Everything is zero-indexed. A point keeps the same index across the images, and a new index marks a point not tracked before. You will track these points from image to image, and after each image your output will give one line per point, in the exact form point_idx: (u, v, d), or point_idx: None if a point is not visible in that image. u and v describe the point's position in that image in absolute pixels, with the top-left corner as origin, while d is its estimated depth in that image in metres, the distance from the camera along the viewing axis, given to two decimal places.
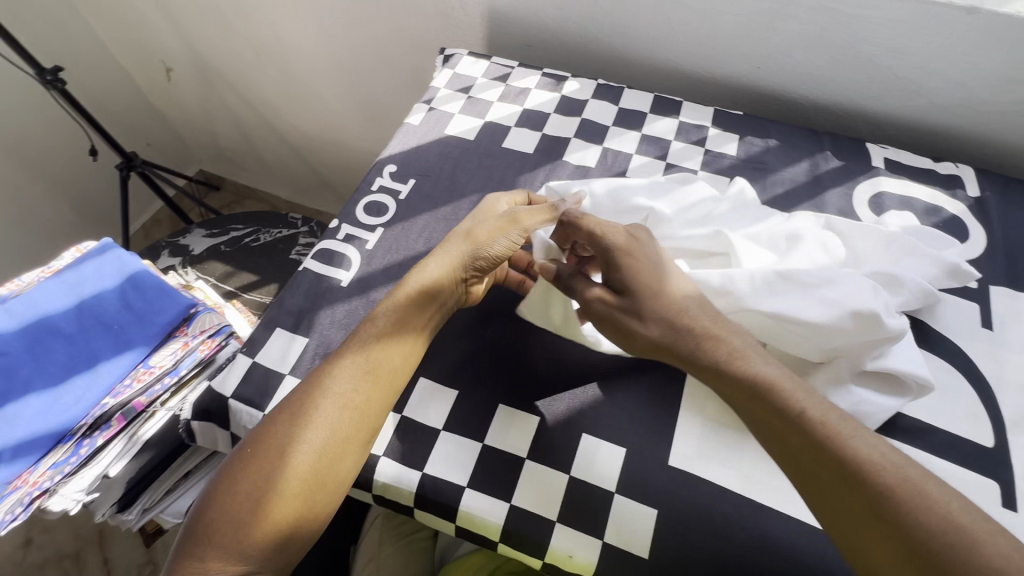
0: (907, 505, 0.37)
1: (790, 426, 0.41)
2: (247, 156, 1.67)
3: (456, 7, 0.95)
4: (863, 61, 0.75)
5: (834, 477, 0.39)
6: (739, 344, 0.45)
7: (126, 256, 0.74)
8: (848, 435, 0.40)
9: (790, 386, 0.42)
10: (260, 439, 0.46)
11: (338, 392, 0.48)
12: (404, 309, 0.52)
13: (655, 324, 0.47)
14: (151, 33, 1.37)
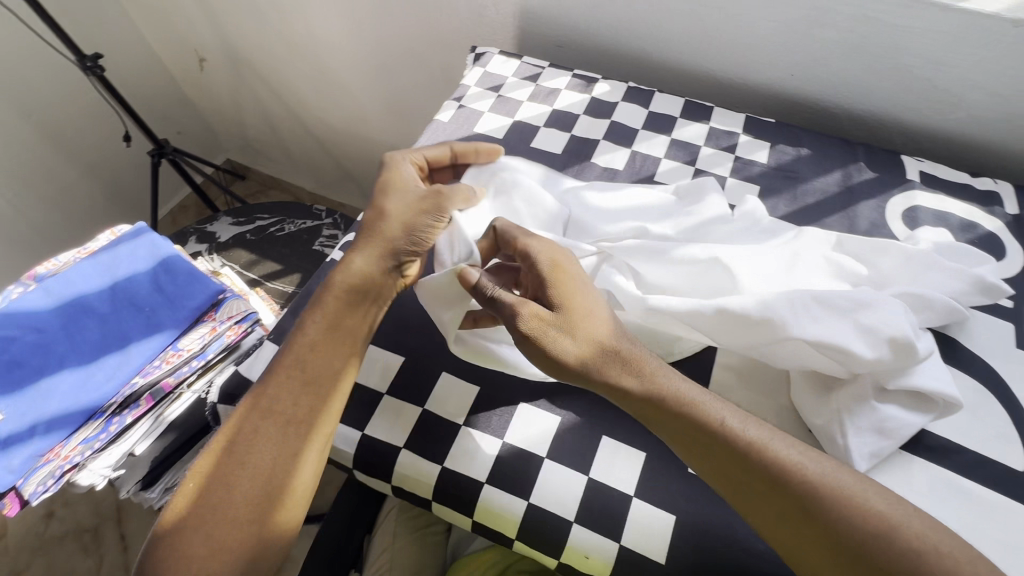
0: (831, 505, 0.42)
1: (709, 439, 0.45)
2: (274, 147, 1.70)
3: (488, 6, 0.96)
4: (902, 72, 0.74)
5: (754, 481, 0.44)
6: (656, 365, 0.49)
7: (158, 240, 0.76)
8: (767, 441, 0.45)
9: (706, 402, 0.47)
10: (217, 460, 0.50)
11: (275, 412, 0.51)
12: (338, 319, 0.56)
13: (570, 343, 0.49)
14: (186, 23, 1.40)
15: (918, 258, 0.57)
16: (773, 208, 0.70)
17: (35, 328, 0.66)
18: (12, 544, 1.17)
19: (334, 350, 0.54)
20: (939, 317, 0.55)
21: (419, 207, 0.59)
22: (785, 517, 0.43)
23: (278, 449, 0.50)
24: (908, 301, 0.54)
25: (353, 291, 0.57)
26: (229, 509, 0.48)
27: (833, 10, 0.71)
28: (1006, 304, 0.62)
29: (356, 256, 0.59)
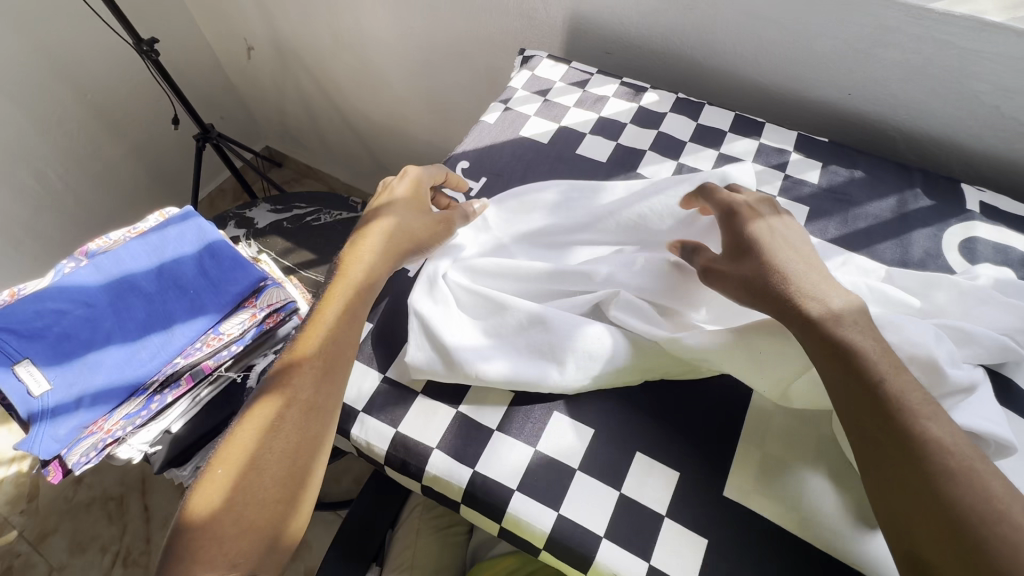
0: (960, 486, 0.36)
1: (859, 383, 0.41)
2: (312, 137, 1.73)
3: (539, 10, 0.95)
4: (968, 98, 0.71)
5: (884, 437, 0.39)
6: (843, 308, 0.45)
7: (205, 224, 0.77)
8: (924, 414, 0.39)
9: (878, 356, 0.42)
10: (226, 454, 0.47)
11: (303, 391, 0.50)
12: (345, 310, 0.55)
13: (762, 266, 0.50)
14: (238, 11, 1.43)
15: (969, 292, 0.55)
16: (822, 230, 0.68)
17: (85, 302, 0.68)
18: (43, 506, 1.21)
19: (342, 338, 0.54)
20: (996, 354, 0.52)
21: (410, 212, 0.62)
22: (903, 485, 0.38)
23: (293, 436, 0.48)
24: (953, 338, 0.52)
25: (358, 284, 0.57)
26: (248, 501, 0.45)
27: (899, 30, 0.69)
28: None
29: (370, 252, 0.59)
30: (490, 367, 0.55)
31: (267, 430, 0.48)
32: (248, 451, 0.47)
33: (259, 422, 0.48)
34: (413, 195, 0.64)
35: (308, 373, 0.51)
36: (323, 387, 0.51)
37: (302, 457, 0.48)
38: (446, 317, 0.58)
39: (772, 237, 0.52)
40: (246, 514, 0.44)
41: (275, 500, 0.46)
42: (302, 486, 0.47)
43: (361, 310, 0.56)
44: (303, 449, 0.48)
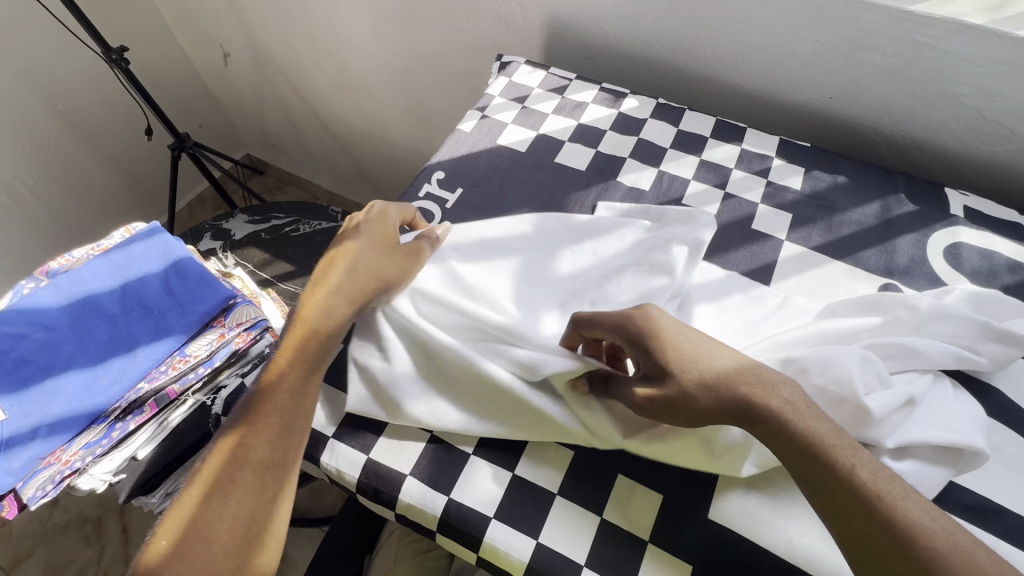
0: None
1: (832, 481, 0.38)
2: (293, 145, 1.70)
3: (516, 14, 0.94)
4: (949, 101, 0.70)
5: (875, 532, 0.36)
6: (788, 397, 0.42)
7: (172, 241, 0.74)
8: (898, 496, 0.37)
9: (842, 443, 0.40)
10: (167, 537, 0.43)
11: (254, 452, 0.46)
12: (300, 361, 0.51)
13: (703, 390, 0.43)
14: (213, 18, 1.40)
15: (923, 309, 0.53)
16: (805, 238, 0.67)
17: (44, 325, 0.65)
18: (16, 531, 1.17)
19: (297, 394, 0.50)
20: (946, 363, 0.50)
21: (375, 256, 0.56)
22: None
23: (245, 508, 0.44)
24: (894, 354, 0.51)
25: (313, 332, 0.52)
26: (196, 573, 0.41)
27: (879, 33, 0.68)
28: None
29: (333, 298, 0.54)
30: (431, 414, 0.53)
31: (215, 505, 0.44)
32: (192, 527, 0.43)
33: (205, 498, 0.44)
34: (383, 232, 0.59)
35: (260, 437, 0.47)
36: (276, 447, 0.47)
37: (254, 524, 0.44)
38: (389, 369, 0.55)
39: (670, 344, 0.46)
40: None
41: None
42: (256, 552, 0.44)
43: (319, 362, 0.52)
44: (254, 514, 0.44)
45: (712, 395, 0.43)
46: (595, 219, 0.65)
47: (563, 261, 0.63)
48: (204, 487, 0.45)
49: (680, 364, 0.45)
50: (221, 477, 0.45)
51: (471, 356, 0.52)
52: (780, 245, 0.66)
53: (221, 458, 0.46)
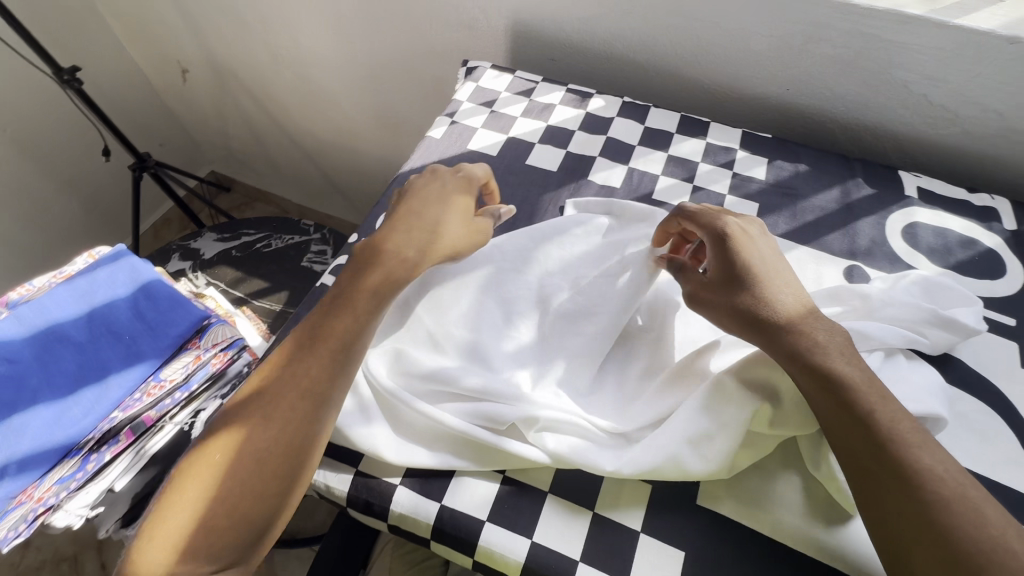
0: (955, 516, 0.38)
1: (852, 422, 0.43)
2: (260, 159, 1.67)
3: (479, 19, 0.94)
4: (898, 88, 0.73)
5: (880, 469, 0.41)
6: (827, 337, 0.47)
7: (138, 263, 0.72)
8: (915, 444, 0.41)
9: (867, 387, 0.44)
10: (211, 448, 0.45)
11: (306, 388, 0.47)
12: (358, 304, 0.52)
13: (751, 295, 0.50)
14: (168, 34, 1.37)
15: (873, 298, 0.55)
16: (773, 225, 0.69)
17: (6, 359, 0.62)
18: None
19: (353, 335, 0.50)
20: (897, 345, 0.51)
21: (438, 209, 0.59)
22: (900, 514, 0.39)
23: (285, 442, 0.45)
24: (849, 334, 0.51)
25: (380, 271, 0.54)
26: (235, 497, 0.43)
27: (828, 26, 0.71)
28: (1011, 322, 0.61)
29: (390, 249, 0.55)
30: (379, 452, 0.53)
31: (263, 431, 0.45)
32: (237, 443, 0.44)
33: (253, 418, 0.45)
34: (452, 196, 0.61)
35: (310, 371, 0.48)
36: (326, 388, 0.48)
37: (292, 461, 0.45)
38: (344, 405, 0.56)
39: (747, 261, 0.52)
40: (227, 520, 0.42)
41: (258, 510, 0.43)
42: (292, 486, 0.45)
43: (378, 312, 0.52)
44: (295, 448, 0.45)
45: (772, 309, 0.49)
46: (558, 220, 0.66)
47: (531, 270, 0.62)
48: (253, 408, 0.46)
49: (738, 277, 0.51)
50: (269, 406, 0.46)
51: (406, 396, 0.54)
52: None
53: (273, 382, 0.47)
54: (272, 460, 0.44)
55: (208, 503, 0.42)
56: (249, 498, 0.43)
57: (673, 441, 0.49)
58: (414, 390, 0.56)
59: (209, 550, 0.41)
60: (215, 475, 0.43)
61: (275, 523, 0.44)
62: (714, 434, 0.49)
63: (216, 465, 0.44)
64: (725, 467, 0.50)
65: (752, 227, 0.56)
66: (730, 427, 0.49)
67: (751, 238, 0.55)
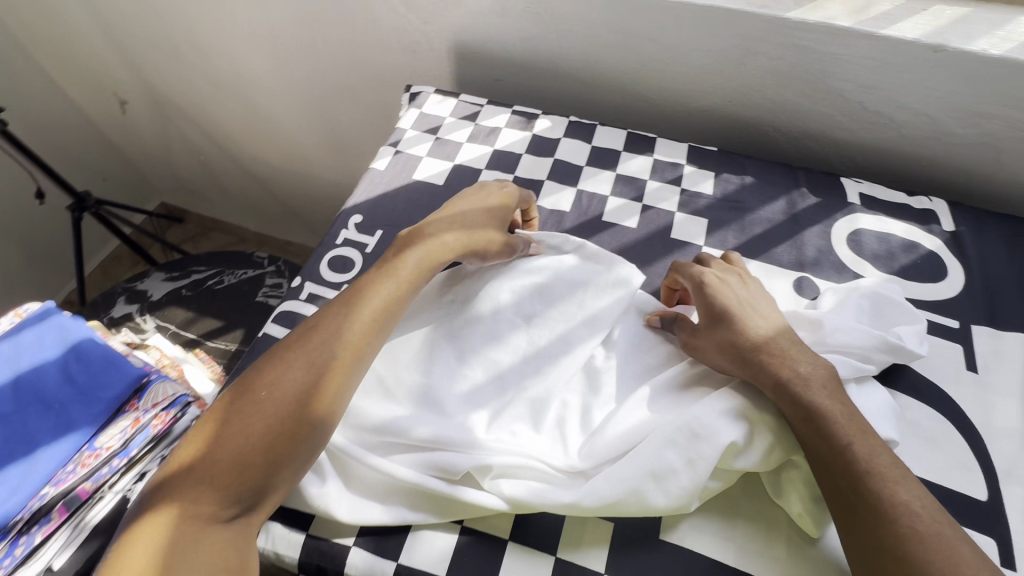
0: (928, 550, 0.40)
1: (830, 451, 0.45)
2: (211, 188, 1.61)
3: (421, 42, 0.93)
4: (834, 96, 0.74)
5: (857, 501, 0.43)
6: (809, 369, 0.50)
7: (69, 322, 0.68)
8: (892, 479, 0.43)
9: (845, 418, 0.47)
10: (251, 394, 0.48)
11: (337, 342, 0.51)
12: (388, 275, 0.56)
13: (733, 332, 0.53)
14: (102, 66, 1.31)
15: (824, 324, 0.56)
16: (723, 241, 0.69)
17: None
18: None
19: (388, 314, 0.54)
20: (845, 375, 0.52)
21: (458, 233, 0.61)
22: (874, 546, 0.41)
23: (314, 388, 0.49)
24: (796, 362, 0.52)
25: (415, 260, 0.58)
26: (267, 429, 0.46)
27: (762, 39, 0.71)
28: (954, 324, 0.62)
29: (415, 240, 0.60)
30: (331, 511, 0.51)
31: (300, 390, 0.48)
32: (275, 395, 0.48)
33: (293, 375, 0.49)
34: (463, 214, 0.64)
35: (346, 340, 0.51)
36: (357, 342, 0.52)
37: (323, 405, 0.49)
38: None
39: (729, 301, 0.55)
40: (259, 463, 0.45)
41: (287, 465, 0.46)
42: (321, 427, 0.48)
43: (406, 291, 0.56)
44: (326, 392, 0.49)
45: (755, 346, 0.52)
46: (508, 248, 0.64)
47: (480, 305, 0.61)
48: (293, 364, 0.49)
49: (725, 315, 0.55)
50: (302, 356, 0.50)
51: (357, 451, 0.52)
52: (699, 250, 0.68)
53: (312, 343, 0.51)
54: (305, 418, 0.47)
55: (244, 447, 0.45)
56: (280, 450, 0.46)
57: (636, 477, 0.48)
58: (367, 444, 0.54)
59: (239, 490, 0.44)
60: (250, 418, 0.46)
61: (297, 466, 0.47)
62: (679, 470, 0.49)
63: (253, 412, 0.47)
64: (690, 502, 0.49)
65: (732, 274, 0.59)
66: (696, 464, 0.48)
67: (729, 281, 0.58)
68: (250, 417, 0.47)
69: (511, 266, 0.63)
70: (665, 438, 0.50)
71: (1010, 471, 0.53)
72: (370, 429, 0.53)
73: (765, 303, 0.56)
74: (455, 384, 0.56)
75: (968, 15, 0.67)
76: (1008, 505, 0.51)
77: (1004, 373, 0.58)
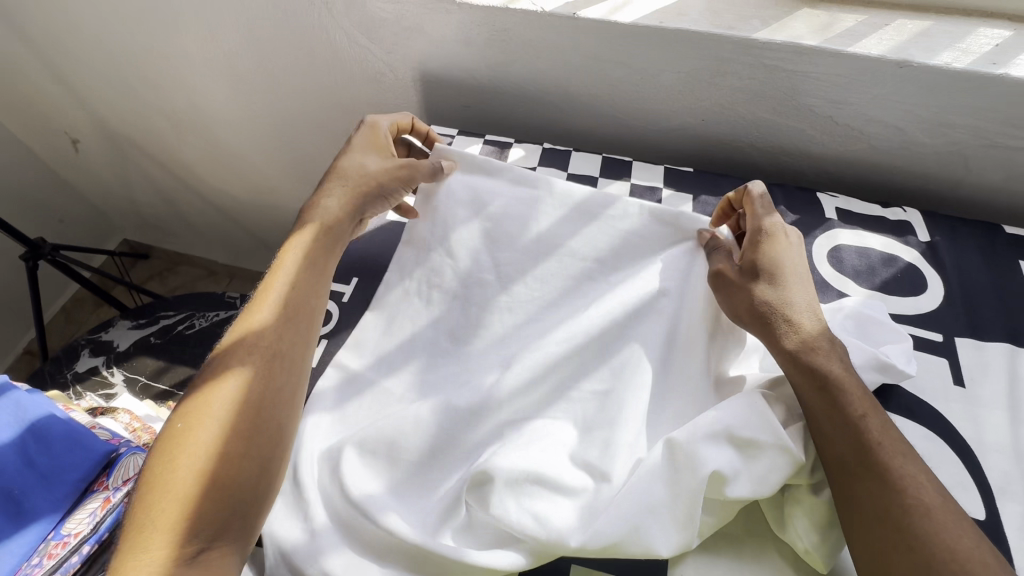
0: (934, 523, 0.42)
1: (843, 421, 0.48)
2: (176, 224, 1.55)
3: (385, 73, 0.90)
4: (805, 112, 0.75)
5: (865, 473, 0.45)
6: (827, 344, 0.52)
7: (25, 399, 0.63)
8: (897, 452, 0.46)
9: (855, 390, 0.49)
10: (174, 439, 0.47)
11: (249, 351, 0.52)
12: (288, 278, 0.58)
13: (769, 290, 0.56)
14: (49, 105, 1.25)
15: None
16: None
17: None
18: None
19: (300, 311, 0.57)
20: None
21: (346, 194, 0.65)
22: (882, 519, 0.44)
23: (239, 399, 0.50)
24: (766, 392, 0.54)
25: (315, 250, 0.61)
26: (201, 454, 0.46)
27: (732, 60, 0.71)
28: (938, 338, 0.63)
29: (304, 229, 0.63)
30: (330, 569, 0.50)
31: (227, 409, 0.49)
32: (201, 426, 0.48)
33: (215, 401, 0.49)
34: (340, 180, 0.67)
35: (258, 347, 0.53)
36: (269, 342, 0.53)
37: (251, 412, 0.49)
38: (295, 535, 0.53)
39: (784, 262, 0.58)
40: (202, 491, 0.45)
41: (238, 478, 0.47)
42: (255, 433, 0.49)
43: (310, 288, 0.59)
44: (251, 400, 0.50)
45: (776, 302, 0.55)
46: (501, 272, 0.68)
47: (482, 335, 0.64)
48: (210, 392, 0.50)
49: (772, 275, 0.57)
50: (216, 377, 0.51)
51: (378, 506, 0.52)
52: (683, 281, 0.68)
53: (225, 363, 0.52)
54: (243, 430, 0.48)
55: (185, 485, 0.45)
56: (225, 469, 0.46)
57: (639, 512, 0.47)
58: (399, 494, 0.54)
59: (189, 525, 0.44)
60: (181, 452, 0.46)
61: (245, 479, 0.47)
62: (666, 503, 0.48)
63: (184, 452, 0.46)
64: (693, 538, 0.48)
65: (791, 235, 0.61)
66: (681, 496, 0.48)
67: (790, 240, 0.60)
68: (180, 452, 0.47)
69: (504, 298, 0.66)
70: (658, 472, 0.49)
71: (1004, 486, 0.53)
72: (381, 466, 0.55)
73: (805, 277, 0.58)
74: (455, 418, 0.56)
75: (929, 28, 0.68)
76: (1006, 522, 0.51)
77: (991, 385, 0.59)
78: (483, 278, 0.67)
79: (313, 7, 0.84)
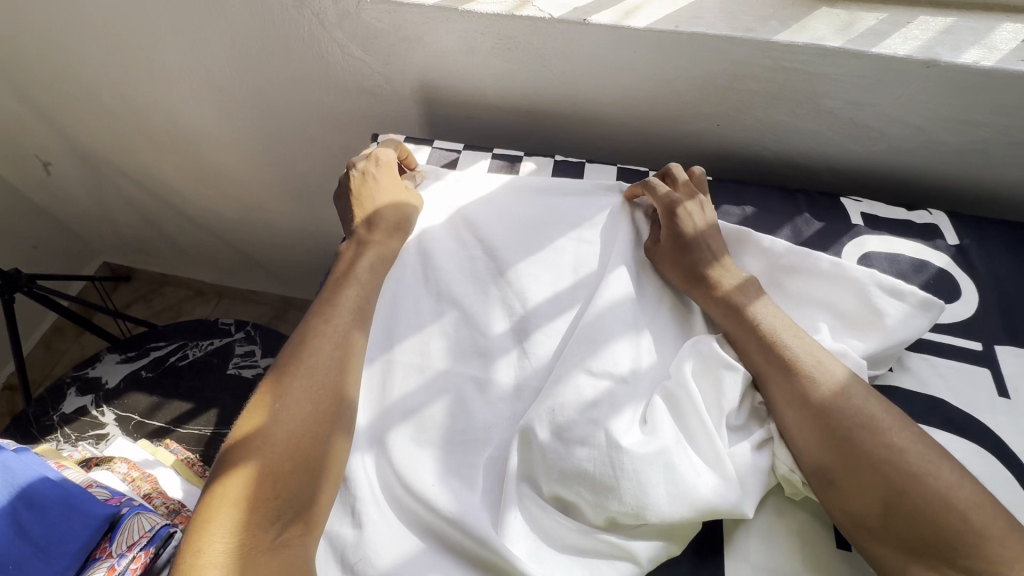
0: (820, 390, 0.50)
1: (763, 336, 0.54)
2: (158, 244, 1.48)
3: (381, 85, 0.85)
4: (825, 114, 0.72)
5: (769, 364, 0.53)
6: (751, 286, 0.59)
7: (12, 460, 0.57)
8: (787, 337, 0.54)
9: (781, 322, 0.56)
10: (259, 420, 0.49)
11: (321, 344, 0.54)
12: (353, 279, 0.60)
13: (700, 254, 0.61)
14: (16, 126, 1.17)
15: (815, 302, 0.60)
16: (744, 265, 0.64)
17: None
18: None
19: (366, 311, 0.59)
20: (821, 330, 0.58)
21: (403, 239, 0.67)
22: (791, 399, 0.51)
23: (315, 389, 0.51)
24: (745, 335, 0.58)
25: (379, 269, 0.63)
26: (282, 437, 0.48)
27: (751, 64, 0.68)
28: (977, 347, 0.61)
29: (365, 258, 0.63)
30: (380, 543, 0.49)
31: (307, 395, 0.51)
32: (287, 408, 0.50)
33: (294, 386, 0.51)
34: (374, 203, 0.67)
35: (333, 340, 0.55)
36: (342, 338, 0.55)
37: (327, 402, 0.51)
38: (348, 533, 0.50)
39: (695, 229, 0.63)
40: (288, 470, 0.47)
41: (320, 461, 0.49)
42: (332, 422, 0.50)
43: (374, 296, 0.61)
44: (325, 391, 0.51)
45: (700, 264, 0.61)
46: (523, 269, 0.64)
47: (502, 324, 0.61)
48: (286, 379, 0.52)
49: (683, 242, 0.62)
50: (296, 364, 0.53)
51: (466, 515, 0.50)
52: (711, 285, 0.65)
53: (305, 352, 0.53)
54: (324, 416, 0.50)
55: (270, 462, 0.47)
56: (308, 451, 0.48)
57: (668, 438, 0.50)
58: (469, 485, 0.52)
59: (277, 503, 0.45)
60: (267, 433, 0.48)
61: (325, 464, 0.49)
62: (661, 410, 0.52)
63: (267, 433, 0.48)
64: (744, 505, 0.49)
65: (701, 198, 0.66)
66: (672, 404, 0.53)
67: (694, 204, 0.64)
68: (266, 432, 0.48)
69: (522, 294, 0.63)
70: (656, 405, 0.53)
71: None
72: (388, 412, 0.56)
73: (715, 235, 0.63)
74: (468, 381, 0.57)
75: (952, 25, 0.66)
76: None
77: None
78: (472, 256, 0.67)
79: (302, 18, 0.79)
